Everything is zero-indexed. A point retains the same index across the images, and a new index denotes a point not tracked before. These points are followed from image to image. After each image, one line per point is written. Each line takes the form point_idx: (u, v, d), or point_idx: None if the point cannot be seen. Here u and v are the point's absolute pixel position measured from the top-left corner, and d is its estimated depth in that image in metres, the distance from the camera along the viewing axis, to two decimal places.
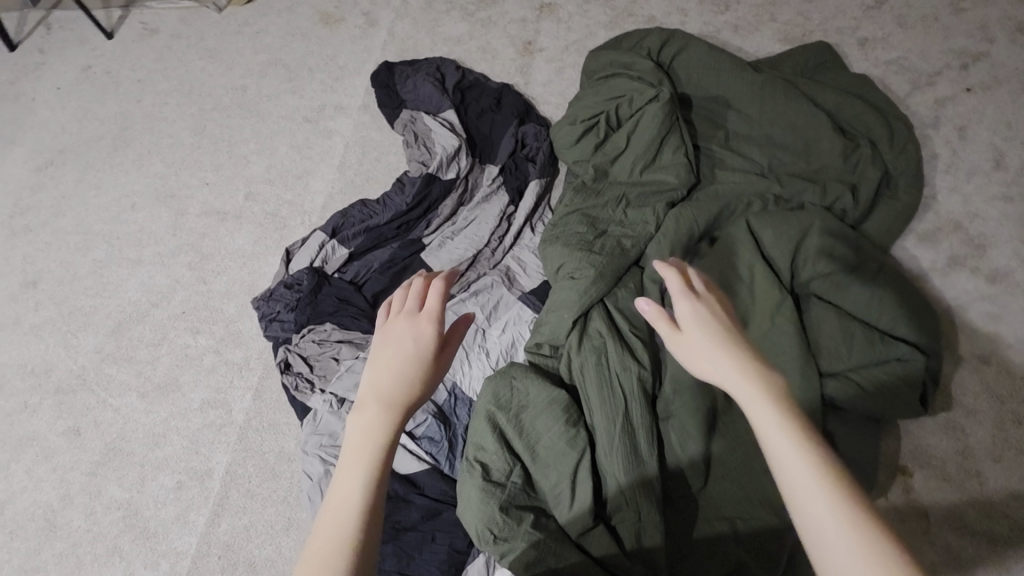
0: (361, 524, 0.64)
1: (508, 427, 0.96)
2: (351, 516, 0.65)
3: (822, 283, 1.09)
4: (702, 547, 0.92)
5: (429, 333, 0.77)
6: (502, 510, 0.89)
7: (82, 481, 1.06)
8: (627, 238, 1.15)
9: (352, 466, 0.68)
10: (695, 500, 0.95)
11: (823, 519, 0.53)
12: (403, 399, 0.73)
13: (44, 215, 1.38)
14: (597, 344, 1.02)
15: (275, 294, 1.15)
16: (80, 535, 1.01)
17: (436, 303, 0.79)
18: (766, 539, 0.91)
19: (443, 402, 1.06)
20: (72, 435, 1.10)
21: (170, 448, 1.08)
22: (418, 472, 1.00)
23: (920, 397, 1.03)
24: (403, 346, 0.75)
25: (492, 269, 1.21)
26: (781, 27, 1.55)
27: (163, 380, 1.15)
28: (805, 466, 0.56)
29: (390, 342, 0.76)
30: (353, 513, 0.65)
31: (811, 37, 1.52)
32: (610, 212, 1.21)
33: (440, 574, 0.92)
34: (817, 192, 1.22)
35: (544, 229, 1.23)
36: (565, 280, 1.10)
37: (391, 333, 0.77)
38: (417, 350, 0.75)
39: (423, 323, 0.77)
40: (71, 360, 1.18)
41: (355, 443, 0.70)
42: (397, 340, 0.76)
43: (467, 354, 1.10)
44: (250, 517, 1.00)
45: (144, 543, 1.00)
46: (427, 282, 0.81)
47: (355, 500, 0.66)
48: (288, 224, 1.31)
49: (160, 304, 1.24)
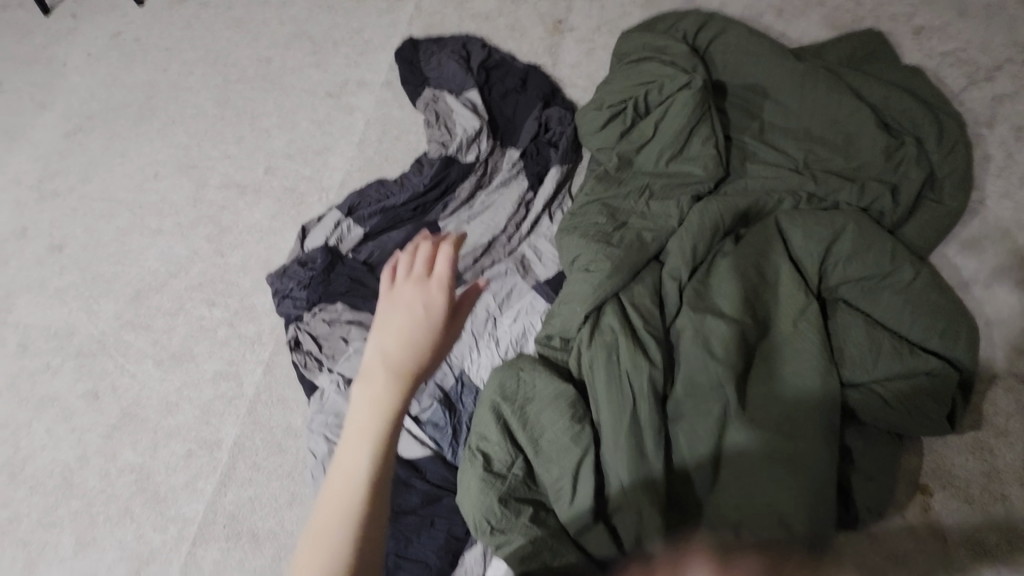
0: (368, 493, 0.65)
1: (511, 419, 0.95)
2: (357, 487, 0.65)
3: (851, 289, 1.05)
4: None
5: (439, 302, 0.73)
6: (501, 502, 0.88)
7: (98, 443, 1.09)
8: (647, 232, 1.11)
9: (358, 438, 0.67)
10: (699, 506, 0.92)
11: None
12: (411, 370, 0.70)
13: (72, 180, 1.40)
14: (609, 339, 0.99)
15: (288, 271, 1.15)
16: (95, 496, 1.05)
17: (446, 270, 0.75)
18: None
19: (450, 389, 1.05)
20: (90, 398, 1.13)
21: (182, 416, 1.10)
22: (421, 457, 1.00)
23: (948, 415, 0.97)
24: (411, 314, 0.72)
25: (507, 256, 1.19)
26: (829, 12, 1.45)
27: (178, 350, 1.17)
28: None
29: (396, 308, 0.73)
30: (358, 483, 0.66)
31: (861, 24, 1.43)
32: (631, 203, 1.17)
33: (437, 559, 0.92)
34: (853, 191, 1.15)
35: (563, 217, 1.19)
36: (580, 272, 1.07)
37: (398, 300, 0.73)
38: (426, 319, 0.72)
39: (432, 291, 0.74)
40: (92, 325, 1.21)
41: (361, 413, 0.69)
42: (403, 308, 0.72)
43: (476, 341, 1.09)
44: (256, 489, 1.02)
45: (154, 507, 1.03)
46: (436, 247, 0.77)
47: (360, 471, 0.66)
48: (306, 200, 1.31)
49: (178, 274, 1.25)
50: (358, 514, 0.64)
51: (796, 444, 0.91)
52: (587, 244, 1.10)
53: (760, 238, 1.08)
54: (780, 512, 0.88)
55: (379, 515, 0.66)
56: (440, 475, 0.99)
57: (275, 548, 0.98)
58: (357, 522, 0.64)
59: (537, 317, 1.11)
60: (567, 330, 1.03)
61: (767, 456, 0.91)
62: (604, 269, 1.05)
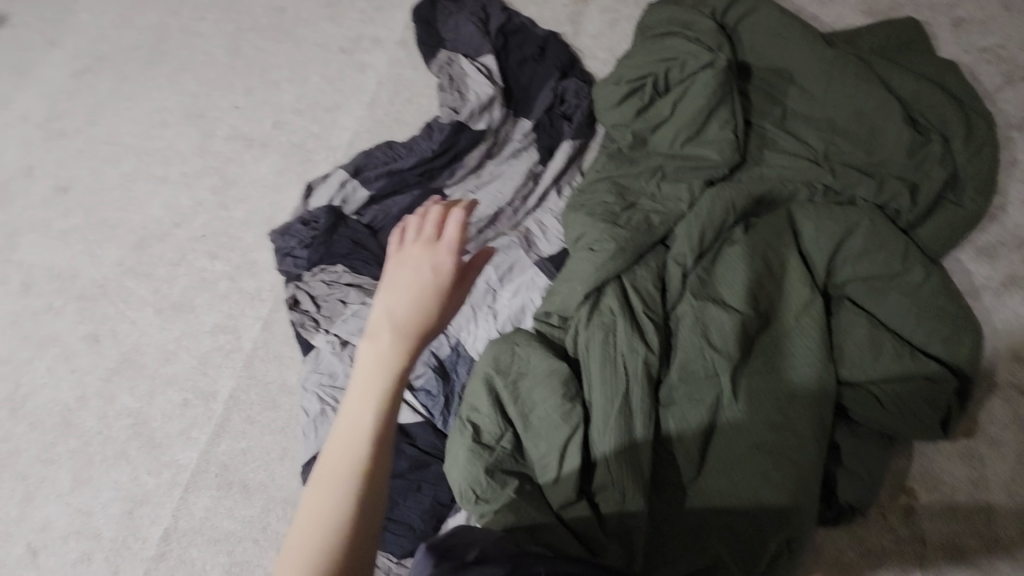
0: (371, 451, 0.64)
1: (504, 392, 0.95)
2: (360, 443, 0.64)
3: (858, 287, 1.03)
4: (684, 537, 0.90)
5: (448, 265, 0.74)
6: (488, 473, 0.89)
7: (97, 386, 1.11)
8: (656, 214, 1.09)
9: (363, 395, 0.67)
10: (683, 490, 0.92)
11: None
12: (417, 331, 0.71)
13: (79, 121, 1.39)
14: (608, 320, 0.98)
15: (291, 229, 1.14)
16: (92, 436, 1.07)
17: (456, 233, 0.75)
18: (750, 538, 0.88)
19: (445, 358, 1.06)
20: (91, 341, 1.15)
21: (180, 366, 1.11)
22: (412, 422, 1.01)
23: (942, 420, 0.97)
24: (420, 275, 0.72)
25: (511, 230, 1.17)
26: None
27: (179, 300, 1.17)
28: None
29: (406, 269, 0.73)
30: (361, 441, 0.64)
31: (899, 11, 1.36)
32: (642, 183, 1.14)
33: (421, 522, 0.94)
34: (871, 187, 1.13)
35: (571, 194, 1.17)
36: (584, 249, 1.05)
37: (406, 262, 0.73)
38: (435, 281, 0.73)
39: (441, 254, 0.74)
40: (94, 269, 1.22)
41: (366, 370, 0.68)
42: (413, 269, 0.73)
43: (475, 314, 1.09)
44: (248, 442, 1.04)
45: (149, 452, 1.05)
46: (446, 213, 0.77)
47: (364, 429, 0.65)
48: (312, 158, 1.29)
49: (182, 225, 1.25)
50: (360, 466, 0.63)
51: (786, 437, 0.92)
52: (594, 222, 1.08)
53: (770, 229, 1.06)
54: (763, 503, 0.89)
55: (380, 472, 0.64)
56: (429, 442, 1.00)
57: (265, 499, 1.00)
58: (359, 480, 0.63)
59: (537, 294, 1.10)
60: (566, 308, 1.02)
61: (756, 447, 0.91)
62: (610, 249, 1.03)
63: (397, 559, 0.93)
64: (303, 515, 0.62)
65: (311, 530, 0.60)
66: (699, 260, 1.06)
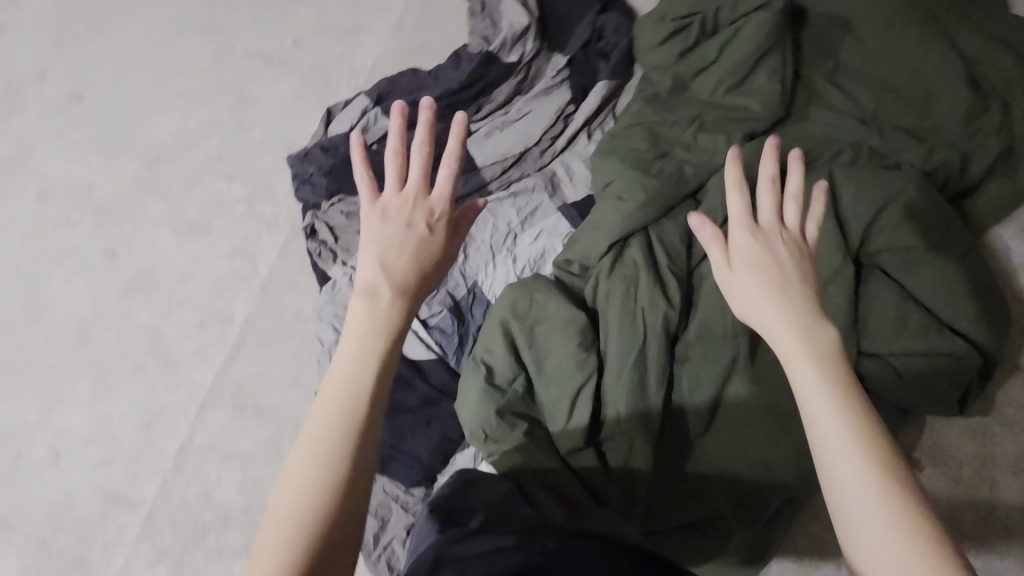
0: (366, 409, 0.59)
1: (519, 335, 0.94)
2: (351, 403, 0.59)
3: (893, 258, 0.99)
4: (685, 490, 0.90)
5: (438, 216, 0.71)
6: (498, 414, 0.90)
7: (114, 301, 1.11)
8: (689, 166, 1.05)
9: (357, 351, 0.62)
10: (689, 445, 0.93)
11: (853, 481, 0.51)
12: (413, 287, 0.67)
13: (91, 26, 1.33)
14: (630, 272, 0.96)
15: (311, 157, 1.11)
16: (110, 350, 1.09)
17: (444, 183, 0.72)
18: (751, 496, 0.89)
19: (462, 299, 1.05)
20: (108, 256, 1.14)
21: (196, 287, 1.11)
22: (424, 360, 1.01)
23: (960, 398, 0.96)
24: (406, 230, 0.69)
25: (538, 172, 1.13)
26: None
27: (195, 221, 1.16)
28: (838, 422, 0.53)
29: (388, 223, 0.69)
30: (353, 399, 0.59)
31: None
32: (677, 132, 1.08)
33: (429, 457, 0.96)
34: (920, 153, 1.06)
35: (602, 138, 1.12)
36: (612, 197, 1.02)
37: (393, 220, 0.69)
38: (424, 233, 0.70)
39: (427, 207, 0.71)
40: (109, 183, 1.20)
41: (359, 326, 0.64)
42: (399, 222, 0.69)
43: (494, 257, 1.07)
44: (263, 366, 1.05)
45: (166, 368, 1.07)
46: (428, 163, 0.71)
47: (357, 387, 0.60)
48: (333, 82, 1.24)
49: (198, 143, 1.21)
50: (354, 424, 0.59)
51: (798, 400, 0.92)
52: (622, 169, 1.04)
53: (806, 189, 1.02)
54: (767, 463, 0.89)
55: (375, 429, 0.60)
56: (441, 380, 1.00)
57: (278, 422, 1.02)
58: (352, 438, 0.58)
59: (558, 241, 1.07)
60: (588, 257, 1.00)
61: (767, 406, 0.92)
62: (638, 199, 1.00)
63: (405, 488, 0.95)
64: (289, 481, 0.57)
65: (300, 496, 0.56)
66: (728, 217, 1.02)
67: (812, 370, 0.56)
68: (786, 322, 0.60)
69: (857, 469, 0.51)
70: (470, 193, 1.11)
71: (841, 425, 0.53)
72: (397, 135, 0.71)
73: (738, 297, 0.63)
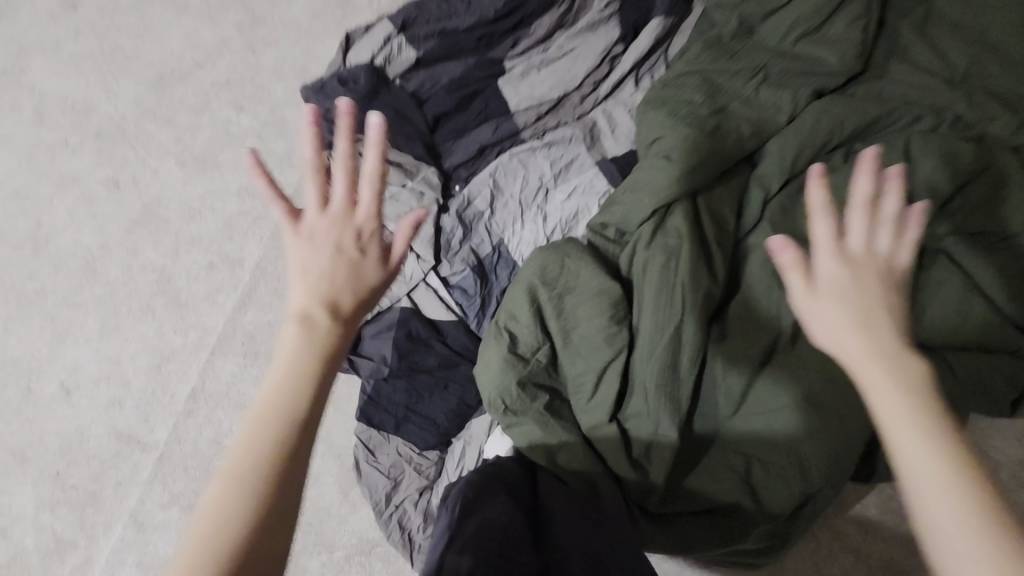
0: (294, 436, 0.52)
1: (545, 304, 0.88)
2: (279, 426, 0.53)
3: (962, 242, 0.89)
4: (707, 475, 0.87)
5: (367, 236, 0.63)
6: (519, 385, 0.85)
7: (119, 236, 1.05)
8: (749, 124, 0.93)
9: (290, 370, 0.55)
10: (716, 428, 0.88)
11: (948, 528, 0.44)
12: (350, 310, 0.60)
13: None
14: (672, 243, 0.88)
15: (327, 90, 1.01)
16: (117, 287, 1.04)
17: (372, 199, 0.63)
18: (778, 487, 0.84)
19: (486, 259, 0.98)
20: (111, 187, 1.07)
21: (205, 226, 1.05)
22: (444, 321, 0.96)
23: (1013, 399, 0.90)
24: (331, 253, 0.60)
25: (576, 119, 1.02)
26: None
27: (202, 154, 1.07)
28: (931, 457, 0.46)
29: (308, 246, 0.61)
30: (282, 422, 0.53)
31: None
32: (739, 84, 0.95)
33: (445, 420, 0.93)
34: (1011, 124, 0.93)
35: (652, 87, 0.99)
36: (657, 156, 0.92)
37: (319, 243, 0.61)
38: (353, 255, 0.61)
39: (354, 226, 0.62)
40: (110, 106, 1.10)
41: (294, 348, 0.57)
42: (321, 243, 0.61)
43: (523, 214, 0.98)
44: (275, 315, 1.01)
45: (175, 311, 1.03)
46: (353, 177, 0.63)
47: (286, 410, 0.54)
48: (353, 2, 1.11)
49: (204, 66, 1.11)
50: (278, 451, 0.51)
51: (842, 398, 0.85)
52: (673, 124, 0.93)
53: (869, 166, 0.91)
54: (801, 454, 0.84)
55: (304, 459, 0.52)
56: (461, 342, 0.95)
57: None
58: (274, 468, 0.51)
59: (594, 201, 0.98)
60: (625, 223, 0.92)
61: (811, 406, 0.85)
62: (689, 159, 0.89)
63: (419, 450, 0.94)
64: (198, 518, 0.49)
65: (208, 538, 0.47)
66: (785, 186, 0.93)
67: (900, 397, 0.49)
68: (869, 350, 0.52)
69: (963, 519, 0.43)
70: (500, 139, 1.01)
71: (935, 460, 0.46)
72: (315, 149, 0.62)
73: (818, 323, 0.55)
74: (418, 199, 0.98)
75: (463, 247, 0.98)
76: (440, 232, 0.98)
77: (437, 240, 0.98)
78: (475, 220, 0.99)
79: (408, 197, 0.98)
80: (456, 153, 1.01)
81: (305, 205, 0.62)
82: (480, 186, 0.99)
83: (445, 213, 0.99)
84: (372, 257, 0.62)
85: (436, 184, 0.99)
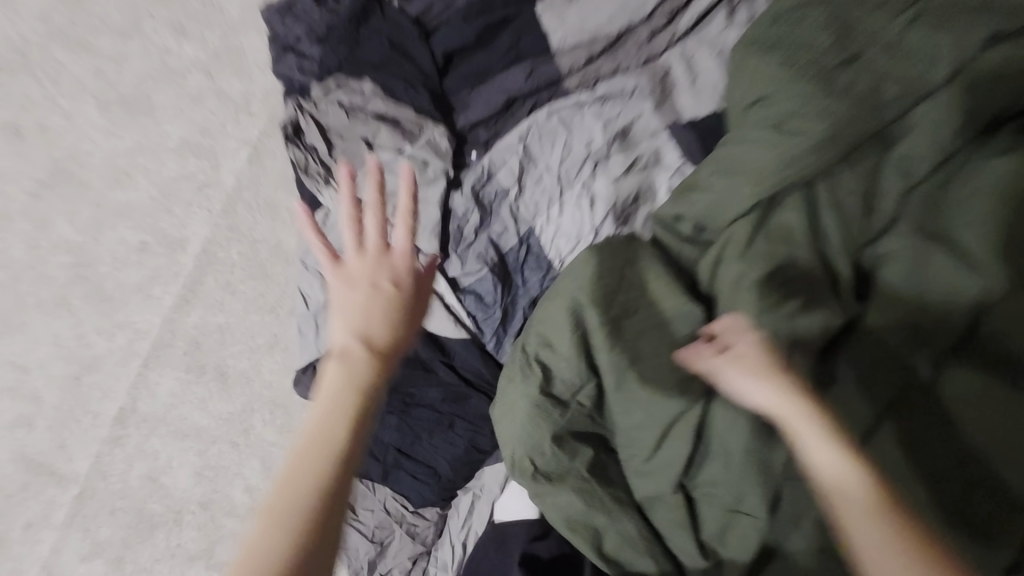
0: None
1: (593, 325, 0.62)
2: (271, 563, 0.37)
3: None
4: None
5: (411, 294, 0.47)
6: (555, 440, 0.62)
7: (24, 201, 0.79)
8: (894, 82, 0.63)
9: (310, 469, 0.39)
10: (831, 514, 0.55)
11: None
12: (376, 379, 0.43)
13: None
14: (778, 249, 0.62)
15: (297, 12, 0.73)
16: (22, 270, 0.79)
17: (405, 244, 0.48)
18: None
19: (511, 256, 0.71)
20: (10, 134, 0.80)
21: (135, 194, 0.79)
22: (452, 339, 0.70)
23: None
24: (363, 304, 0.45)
25: (642, 65, 0.73)
26: None
27: (131, 94, 0.80)
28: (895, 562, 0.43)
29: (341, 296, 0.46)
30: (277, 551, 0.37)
31: None
32: (883, 20, 0.65)
33: (449, 471, 0.71)
34: None
35: (755, 22, 0.70)
36: (764, 121, 0.64)
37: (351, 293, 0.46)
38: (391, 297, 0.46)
39: (391, 271, 0.47)
40: (7, 23, 0.82)
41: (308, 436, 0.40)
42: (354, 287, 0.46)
43: (563, 196, 0.71)
44: (227, 318, 0.76)
45: (98, 306, 0.78)
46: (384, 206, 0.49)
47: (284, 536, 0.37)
48: None
49: None
50: None
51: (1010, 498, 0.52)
52: (789, 73, 0.64)
53: None
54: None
55: None
56: (474, 369, 0.71)
57: (249, 397, 0.76)
58: None
59: (666, 180, 0.71)
60: (710, 213, 0.65)
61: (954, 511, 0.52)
62: (819, 125, 0.61)
63: (413, 506, 0.73)
64: None
65: None
66: (935, 171, 0.62)
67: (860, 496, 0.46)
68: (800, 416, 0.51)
69: None
70: (535, 89, 0.73)
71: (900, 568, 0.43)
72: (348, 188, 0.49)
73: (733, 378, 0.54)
74: (419, 170, 0.70)
75: (479, 238, 0.71)
76: (448, 217, 0.71)
77: (445, 227, 0.71)
78: (498, 201, 0.71)
79: (406, 166, 0.70)
80: (475, 106, 0.74)
81: (346, 253, 0.48)
82: (506, 154, 0.71)
83: (456, 190, 0.71)
84: (409, 313, 0.46)
85: (445, 150, 0.71)
